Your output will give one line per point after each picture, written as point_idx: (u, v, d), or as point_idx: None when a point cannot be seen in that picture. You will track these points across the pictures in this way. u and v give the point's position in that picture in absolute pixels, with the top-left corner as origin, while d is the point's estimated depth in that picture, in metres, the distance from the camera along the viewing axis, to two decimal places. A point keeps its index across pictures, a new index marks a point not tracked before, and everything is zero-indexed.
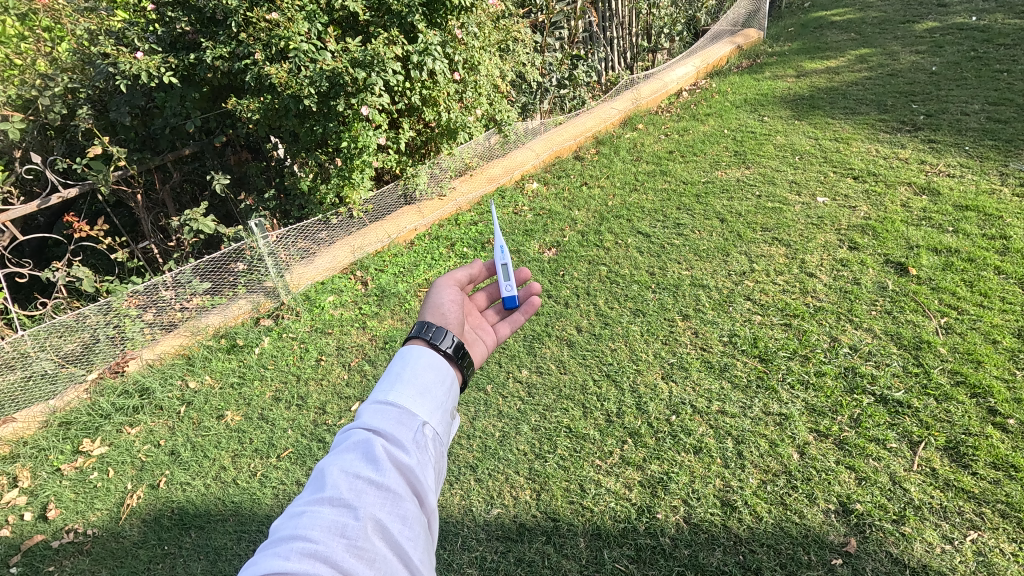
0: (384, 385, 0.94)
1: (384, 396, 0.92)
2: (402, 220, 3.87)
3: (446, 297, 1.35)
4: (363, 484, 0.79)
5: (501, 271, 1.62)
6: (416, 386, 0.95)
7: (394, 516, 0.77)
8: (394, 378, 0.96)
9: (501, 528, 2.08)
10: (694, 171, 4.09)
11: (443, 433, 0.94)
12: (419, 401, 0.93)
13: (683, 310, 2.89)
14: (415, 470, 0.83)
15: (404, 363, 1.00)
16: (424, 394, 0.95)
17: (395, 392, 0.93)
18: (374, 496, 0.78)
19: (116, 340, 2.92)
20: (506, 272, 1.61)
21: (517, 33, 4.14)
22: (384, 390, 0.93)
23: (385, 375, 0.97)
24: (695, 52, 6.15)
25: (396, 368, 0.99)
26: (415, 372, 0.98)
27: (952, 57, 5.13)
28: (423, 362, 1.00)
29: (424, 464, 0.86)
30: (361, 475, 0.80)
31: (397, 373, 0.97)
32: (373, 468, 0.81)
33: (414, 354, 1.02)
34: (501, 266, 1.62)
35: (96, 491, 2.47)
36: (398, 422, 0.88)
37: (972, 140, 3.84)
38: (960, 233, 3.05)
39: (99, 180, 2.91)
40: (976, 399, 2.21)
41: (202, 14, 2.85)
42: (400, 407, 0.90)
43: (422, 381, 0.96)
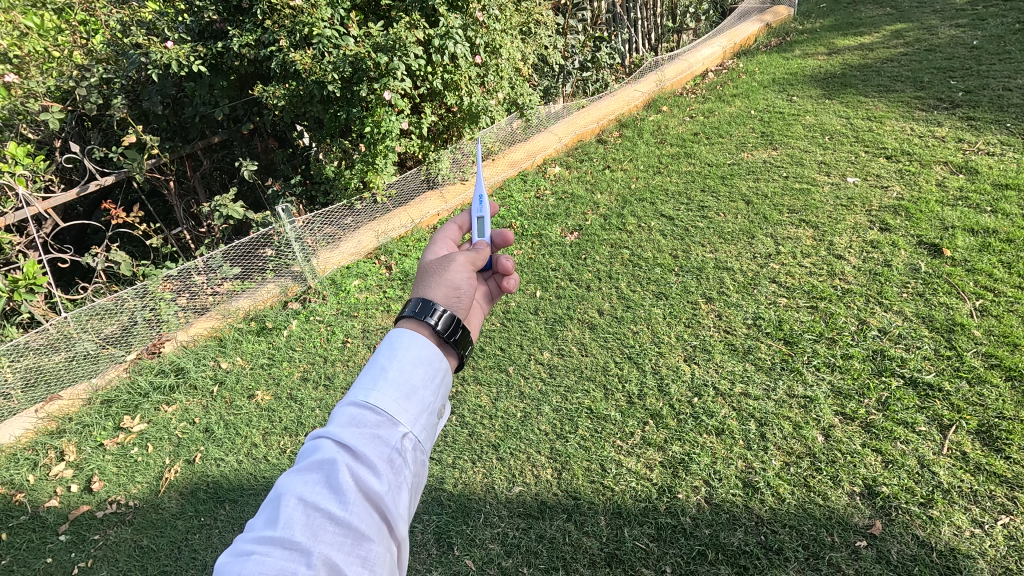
0: (365, 385, 0.91)
1: (360, 402, 0.89)
2: (425, 205, 3.88)
3: (462, 279, 1.22)
4: (323, 518, 0.78)
5: (476, 225, 1.50)
6: (400, 388, 0.93)
7: (354, 557, 0.77)
8: (373, 375, 0.93)
9: (523, 506, 2.11)
10: (720, 153, 4.02)
11: (425, 438, 0.93)
12: (401, 406, 0.91)
13: (707, 293, 2.86)
14: (386, 500, 0.82)
15: (390, 352, 0.97)
16: (408, 397, 0.93)
17: (375, 394, 0.90)
18: (333, 532, 0.78)
19: (152, 322, 3.03)
20: (481, 228, 1.50)
21: (539, 15, 4.10)
22: (362, 392, 0.90)
23: (368, 367, 0.94)
24: (722, 32, 6.01)
25: (380, 359, 0.96)
26: (402, 368, 0.95)
27: (996, 30, 4.90)
28: (409, 357, 0.97)
29: (396, 488, 0.84)
30: (320, 508, 0.79)
31: (378, 369, 0.94)
32: (336, 498, 0.80)
33: (403, 343, 0.98)
34: (478, 218, 1.50)
35: (136, 465, 2.59)
36: (373, 438, 0.86)
37: (1014, 117, 3.68)
38: (999, 213, 2.94)
39: (134, 168, 3.01)
40: (1011, 382, 2.15)
41: (229, 3, 2.93)
42: (377, 418, 0.89)
43: (407, 383, 0.94)
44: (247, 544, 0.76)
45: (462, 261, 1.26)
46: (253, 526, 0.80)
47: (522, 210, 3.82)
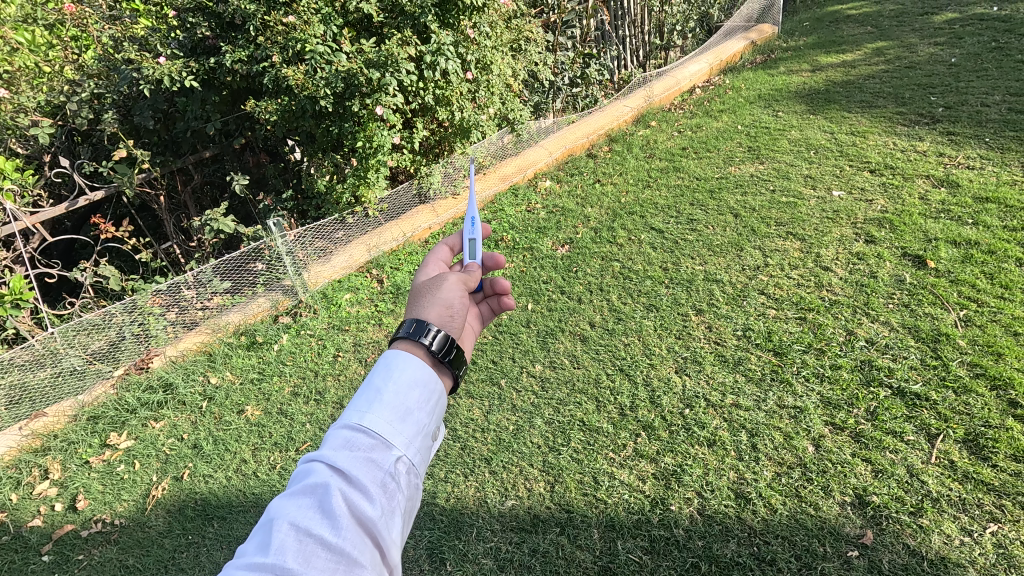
0: (359, 407, 0.91)
1: (354, 424, 0.89)
2: (417, 219, 3.90)
3: (455, 296, 1.23)
4: (315, 544, 0.78)
5: (466, 248, 1.48)
6: (394, 411, 0.92)
7: None
8: (367, 397, 0.93)
9: (516, 519, 2.10)
10: (708, 167, 4.08)
11: (419, 461, 0.92)
12: (395, 428, 0.91)
13: (697, 304, 2.89)
14: (379, 525, 0.82)
15: (384, 373, 0.97)
16: (403, 419, 0.92)
17: (370, 417, 0.90)
18: (325, 558, 0.77)
19: (141, 337, 3.01)
20: (472, 250, 1.48)
21: (529, 32, 4.16)
22: (357, 414, 0.90)
23: (363, 390, 0.94)
24: (708, 49, 6.13)
25: (375, 381, 0.96)
26: (396, 391, 0.95)
27: (973, 48, 5.04)
28: (404, 379, 0.97)
29: (389, 513, 0.84)
30: (312, 533, 0.79)
31: (372, 391, 0.94)
32: (329, 523, 0.80)
33: (398, 364, 0.99)
34: (468, 242, 1.48)
35: (123, 483, 2.54)
36: (367, 461, 0.86)
37: (992, 132, 3.77)
38: (980, 225, 3.00)
39: (125, 182, 2.98)
40: (996, 392, 2.18)
41: (221, 19, 2.96)
42: (371, 441, 0.88)
43: (402, 405, 0.94)
44: (238, 569, 0.75)
45: (455, 280, 1.27)
46: (245, 551, 0.80)
47: (513, 224, 3.85)
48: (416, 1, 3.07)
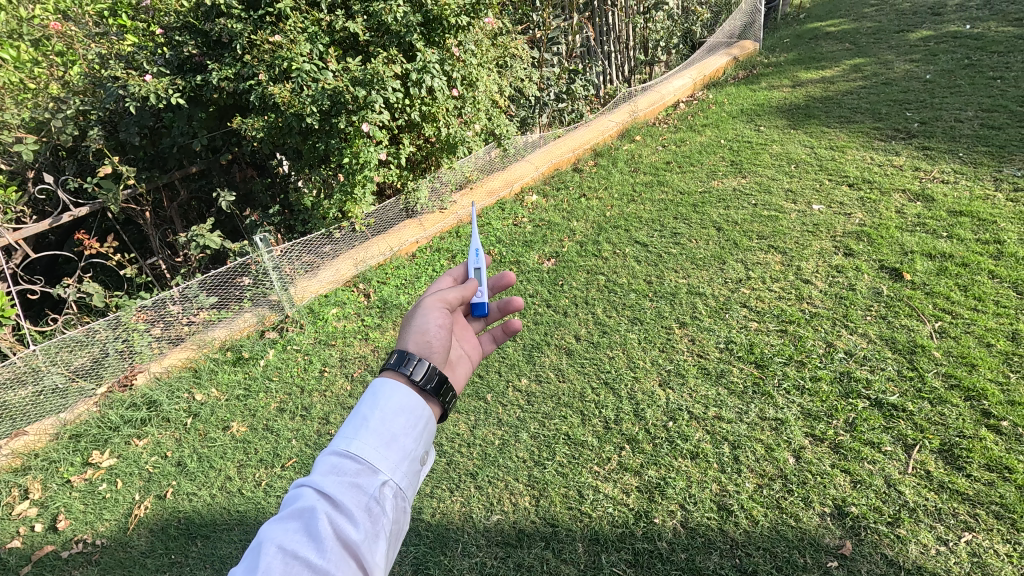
0: (347, 433, 0.93)
1: (341, 450, 0.91)
2: (404, 233, 3.92)
3: (432, 321, 1.30)
4: (300, 567, 0.79)
5: (474, 277, 1.58)
6: (381, 437, 0.94)
7: None
8: (354, 423, 0.95)
9: (501, 534, 2.11)
10: (691, 181, 4.15)
11: (406, 486, 0.94)
12: (381, 454, 0.92)
13: (680, 317, 2.93)
14: (363, 549, 0.83)
15: (371, 400, 1.00)
16: (389, 445, 0.94)
17: (357, 442, 0.92)
18: None
19: (125, 354, 2.98)
20: (479, 278, 1.58)
21: (515, 49, 4.22)
22: (344, 440, 0.92)
23: (351, 417, 0.96)
24: (692, 65, 6.24)
25: (363, 408, 0.98)
26: (383, 417, 0.97)
27: (947, 65, 5.18)
28: (392, 406, 0.99)
29: (374, 537, 0.85)
30: (298, 557, 0.80)
31: (359, 417, 0.96)
32: (314, 546, 0.81)
33: (385, 392, 1.01)
34: (474, 270, 1.58)
35: (105, 502, 2.52)
36: (352, 486, 0.88)
37: (965, 147, 3.88)
38: (954, 238, 3.08)
39: (110, 199, 2.97)
40: (970, 402, 2.23)
41: (208, 37, 3.01)
42: (357, 466, 0.90)
43: (388, 432, 0.96)
44: None
45: (432, 305, 1.34)
46: None
47: (500, 238, 3.88)
48: (402, 20, 3.12)
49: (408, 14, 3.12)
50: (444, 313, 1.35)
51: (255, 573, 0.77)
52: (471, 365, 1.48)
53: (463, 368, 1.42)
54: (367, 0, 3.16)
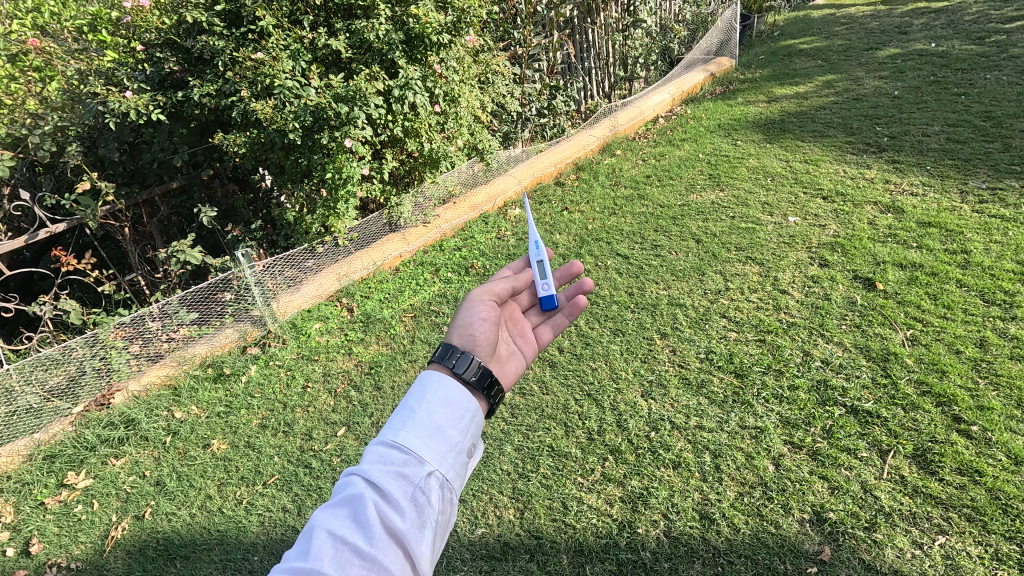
0: (394, 425, 0.97)
1: (389, 441, 0.95)
2: (387, 247, 3.94)
3: (476, 315, 1.38)
4: (350, 552, 0.83)
5: (537, 269, 1.72)
6: (426, 429, 0.98)
7: None
8: (401, 414, 0.99)
9: (486, 548, 2.11)
10: (671, 195, 4.22)
11: (453, 477, 0.96)
12: (426, 445, 0.95)
13: (661, 328, 2.97)
14: (409, 537, 0.85)
15: (417, 393, 1.04)
16: (434, 437, 0.97)
17: (403, 434, 0.96)
18: (358, 566, 0.82)
19: (102, 372, 2.94)
20: (541, 270, 1.72)
21: (496, 66, 4.28)
22: (391, 432, 0.96)
23: (399, 409, 1.00)
24: (670, 81, 6.38)
25: (410, 402, 1.02)
26: (429, 410, 1.00)
27: (914, 82, 5.37)
28: (437, 399, 1.03)
29: (420, 526, 0.87)
30: (347, 542, 0.84)
31: (405, 409, 1.00)
32: (362, 533, 0.85)
33: (431, 385, 1.05)
34: (537, 263, 1.72)
35: (80, 524, 2.46)
36: (398, 476, 0.91)
37: (933, 160, 4.01)
38: (923, 249, 3.18)
39: (88, 215, 2.94)
40: (941, 407, 2.29)
41: (190, 54, 3.03)
42: (403, 456, 0.93)
43: (433, 424, 0.99)
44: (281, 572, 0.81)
45: (479, 301, 1.43)
46: (288, 557, 0.86)
47: (483, 251, 3.91)
48: (384, 38, 3.16)
49: (390, 32, 3.17)
50: (489, 306, 1.44)
51: (308, 556, 0.82)
52: (525, 361, 1.54)
53: (515, 364, 1.48)
54: (350, 19, 3.22)
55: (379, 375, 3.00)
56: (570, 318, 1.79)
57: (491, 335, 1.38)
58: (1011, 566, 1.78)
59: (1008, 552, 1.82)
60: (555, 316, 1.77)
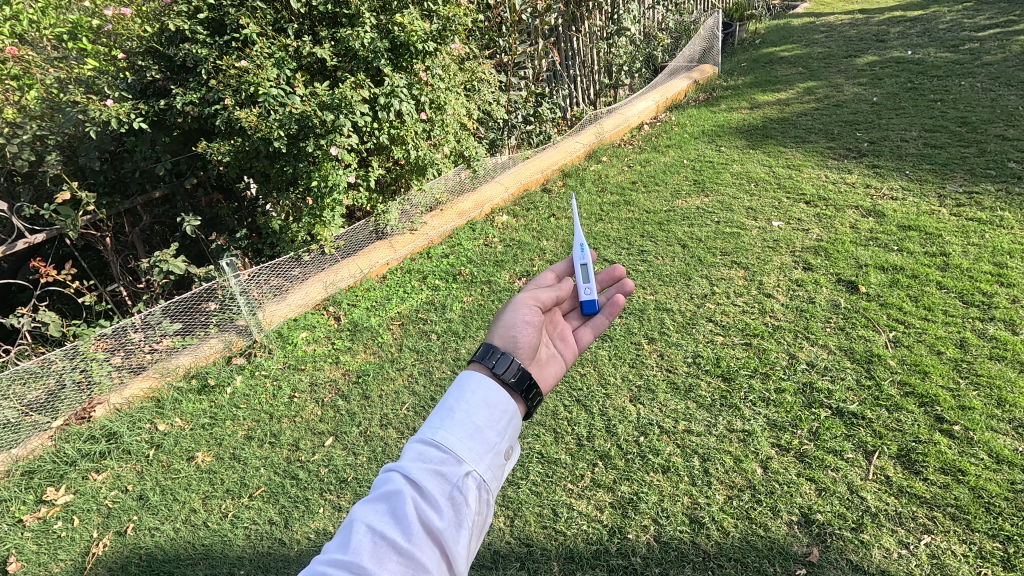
0: (433, 423, 0.96)
1: (428, 438, 0.94)
2: (374, 254, 3.91)
3: (521, 317, 1.36)
4: (388, 548, 0.82)
5: (580, 272, 1.71)
6: (465, 428, 0.96)
7: None
8: (439, 412, 0.98)
9: (475, 557, 2.09)
10: (657, 200, 4.26)
11: (490, 478, 0.95)
12: (465, 445, 0.94)
13: (649, 333, 2.98)
14: (447, 536, 0.85)
15: (457, 391, 1.03)
16: (473, 437, 0.96)
17: (442, 432, 0.95)
18: (396, 562, 0.81)
19: (82, 385, 2.87)
20: (585, 274, 1.71)
21: (482, 73, 4.30)
22: (430, 429, 0.95)
23: (439, 407, 0.99)
24: (655, 88, 6.45)
25: (449, 401, 1.01)
26: (469, 409, 0.99)
27: (891, 88, 5.49)
28: (476, 399, 1.01)
29: (458, 525, 0.87)
30: (386, 538, 0.83)
31: (445, 407, 0.99)
32: (400, 529, 0.84)
33: (471, 384, 1.04)
34: (580, 266, 1.72)
35: (60, 541, 2.41)
36: (437, 474, 0.90)
37: (911, 165, 4.09)
38: (904, 252, 3.24)
39: (67, 225, 2.90)
40: (924, 408, 2.33)
41: (172, 62, 3.02)
42: (442, 455, 0.92)
43: (473, 424, 0.98)
44: (320, 565, 0.81)
45: (523, 303, 1.40)
46: (326, 549, 0.86)
47: (471, 258, 3.91)
48: (369, 46, 3.16)
49: (375, 40, 3.18)
50: (534, 310, 1.41)
51: (347, 549, 0.82)
52: (565, 365, 1.51)
53: (554, 367, 1.45)
54: (334, 27, 3.22)
55: (367, 384, 2.97)
56: (610, 320, 1.74)
57: (534, 339, 1.35)
58: (995, 564, 1.81)
59: (992, 550, 1.84)
60: (595, 319, 1.74)
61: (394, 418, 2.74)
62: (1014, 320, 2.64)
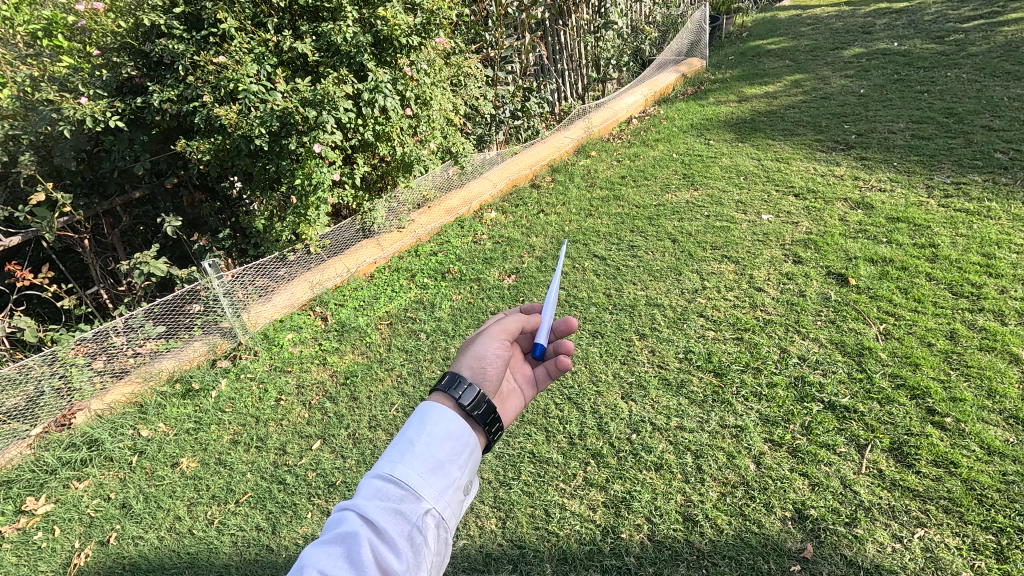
0: (392, 457, 0.92)
1: (386, 475, 0.90)
2: (361, 253, 3.85)
3: (490, 350, 1.28)
4: None
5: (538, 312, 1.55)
6: (426, 463, 0.93)
7: None
8: (397, 445, 0.95)
9: (467, 560, 2.06)
10: (647, 195, 4.24)
11: (449, 515, 0.91)
12: (425, 480, 0.91)
13: (640, 329, 2.96)
14: None
15: (416, 423, 0.99)
16: (433, 472, 0.93)
17: (402, 467, 0.91)
18: None
19: (62, 392, 2.79)
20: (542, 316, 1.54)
21: (468, 68, 4.24)
22: (388, 465, 0.91)
23: (398, 440, 0.95)
24: (643, 81, 6.41)
25: (409, 433, 0.97)
26: (430, 442, 0.96)
27: (878, 80, 5.50)
28: (438, 432, 0.98)
29: (416, 567, 0.82)
30: None
31: (404, 439, 0.96)
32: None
33: (433, 415, 1.00)
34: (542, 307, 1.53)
35: (40, 552, 2.34)
36: (396, 513, 0.86)
37: (899, 156, 4.10)
38: (893, 243, 3.23)
39: (43, 227, 2.80)
40: (916, 400, 2.32)
41: (148, 58, 2.97)
42: (401, 492, 0.89)
43: (433, 458, 0.94)
44: None
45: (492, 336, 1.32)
46: None
47: (459, 255, 3.86)
48: (351, 40, 3.10)
49: (358, 34, 3.11)
50: (504, 344, 1.33)
51: None
52: (523, 403, 1.42)
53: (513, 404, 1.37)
54: (316, 21, 3.16)
55: (355, 385, 2.92)
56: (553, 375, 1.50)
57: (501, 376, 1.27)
58: (988, 556, 1.80)
59: (985, 542, 1.84)
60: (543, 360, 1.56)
61: (383, 419, 2.69)
62: (1003, 311, 2.65)
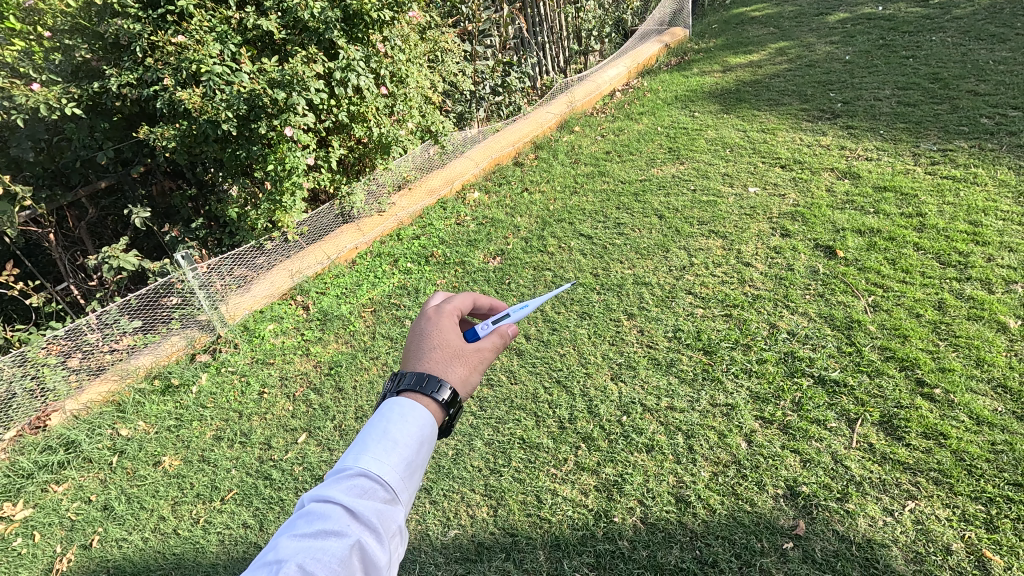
0: (375, 453, 0.90)
1: (369, 471, 0.87)
2: (341, 239, 3.74)
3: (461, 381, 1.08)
4: None
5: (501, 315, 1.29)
6: (407, 463, 0.92)
7: None
8: (378, 443, 0.92)
9: (460, 550, 2.03)
10: (632, 170, 4.16)
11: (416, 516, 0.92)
12: (404, 480, 0.90)
13: (628, 309, 2.92)
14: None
15: (396, 423, 0.96)
16: (410, 472, 0.92)
17: (385, 465, 0.89)
18: None
19: (36, 393, 2.69)
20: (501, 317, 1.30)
21: (445, 43, 4.09)
22: (371, 461, 0.88)
23: (378, 437, 0.92)
24: (626, 52, 6.26)
25: (387, 429, 0.94)
26: (409, 442, 0.94)
27: (863, 46, 5.42)
28: (417, 432, 0.96)
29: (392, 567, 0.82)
30: None
31: (384, 439, 0.93)
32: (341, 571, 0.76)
33: (413, 414, 0.97)
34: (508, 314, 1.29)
35: (20, 559, 2.28)
36: (379, 512, 0.84)
37: (886, 124, 4.05)
38: (880, 214, 3.20)
39: (4, 223, 2.63)
40: (905, 372, 2.31)
41: (105, 40, 2.77)
42: (382, 492, 0.87)
43: (411, 460, 0.93)
44: None
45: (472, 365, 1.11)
46: None
47: (442, 238, 3.78)
48: (319, 16, 2.96)
49: (326, 9, 2.97)
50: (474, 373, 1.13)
51: None
52: None
53: None
54: None
55: (340, 375, 2.86)
56: None
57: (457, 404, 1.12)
58: (978, 527, 1.81)
59: (975, 513, 1.84)
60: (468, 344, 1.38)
61: (369, 409, 2.64)
62: (990, 279, 2.64)
